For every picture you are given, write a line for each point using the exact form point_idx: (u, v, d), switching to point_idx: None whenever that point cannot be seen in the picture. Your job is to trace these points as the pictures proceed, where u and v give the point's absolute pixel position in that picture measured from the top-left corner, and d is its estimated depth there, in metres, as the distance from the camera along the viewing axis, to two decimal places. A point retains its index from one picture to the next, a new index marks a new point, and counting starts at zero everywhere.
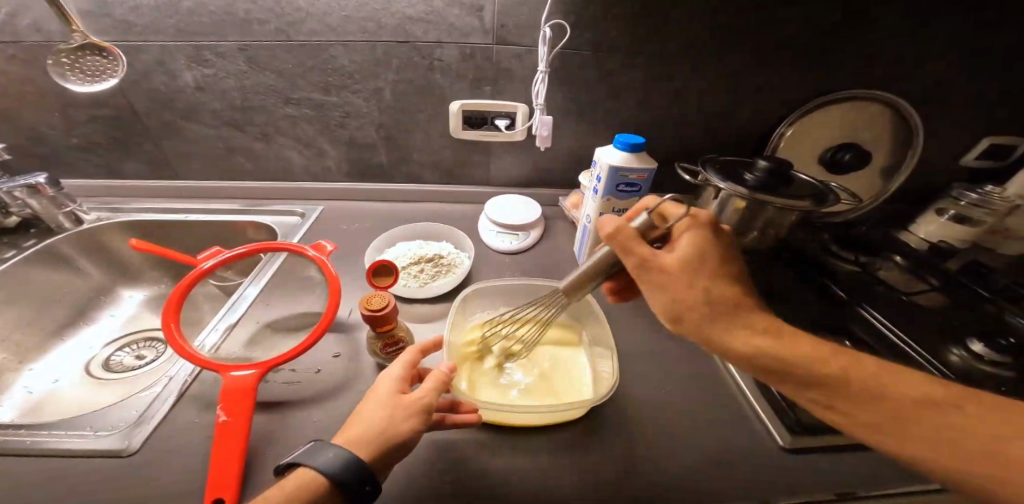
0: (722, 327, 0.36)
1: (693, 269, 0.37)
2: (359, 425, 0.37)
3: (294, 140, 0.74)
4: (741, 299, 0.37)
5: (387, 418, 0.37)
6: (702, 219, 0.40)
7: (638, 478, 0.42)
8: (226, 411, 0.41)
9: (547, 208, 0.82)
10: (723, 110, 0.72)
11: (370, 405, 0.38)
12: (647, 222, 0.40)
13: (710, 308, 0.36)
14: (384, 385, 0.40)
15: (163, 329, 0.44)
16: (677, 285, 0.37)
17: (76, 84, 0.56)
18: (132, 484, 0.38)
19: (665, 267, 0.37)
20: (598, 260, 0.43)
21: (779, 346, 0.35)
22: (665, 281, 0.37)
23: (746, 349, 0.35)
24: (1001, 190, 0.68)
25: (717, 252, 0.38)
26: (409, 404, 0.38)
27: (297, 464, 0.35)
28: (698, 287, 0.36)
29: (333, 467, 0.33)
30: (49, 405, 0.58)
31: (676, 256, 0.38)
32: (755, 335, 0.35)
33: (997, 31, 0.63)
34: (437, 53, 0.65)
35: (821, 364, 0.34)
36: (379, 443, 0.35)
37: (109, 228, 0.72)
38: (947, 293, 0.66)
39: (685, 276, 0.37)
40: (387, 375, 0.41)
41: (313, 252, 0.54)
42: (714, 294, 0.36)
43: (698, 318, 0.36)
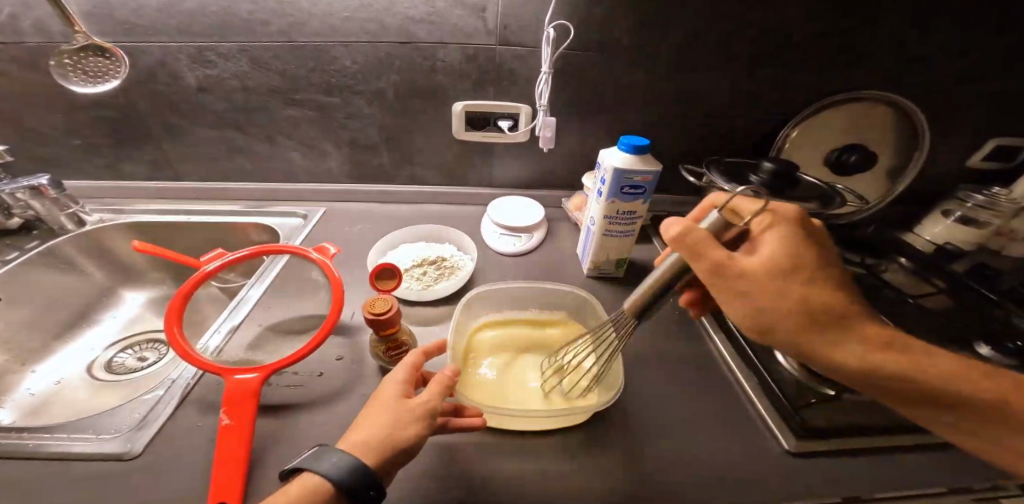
0: (825, 341, 0.35)
1: (784, 275, 0.36)
2: (363, 430, 0.36)
3: (296, 141, 0.73)
4: (831, 304, 0.36)
5: (392, 423, 0.37)
6: (785, 215, 0.39)
7: (644, 482, 0.41)
8: (229, 415, 0.40)
9: (550, 209, 0.82)
10: (728, 111, 0.71)
11: (375, 410, 0.38)
12: (717, 222, 0.39)
13: (809, 319, 0.35)
14: (388, 389, 0.40)
15: (166, 332, 0.43)
16: (766, 291, 0.36)
17: (79, 86, 0.56)
18: (135, 488, 0.38)
19: (756, 274, 0.36)
20: (658, 275, 0.41)
21: (852, 350, 0.35)
22: (750, 287, 0.36)
23: (856, 364, 0.35)
24: (1008, 192, 0.67)
25: (810, 252, 0.38)
26: (415, 408, 0.38)
27: (302, 469, 0.34)
28: (779, 291, 0.36)
29: (339, 472, 0.33)
30: (53, 406, 0.58)
31: (762, 260, 0.37)
32: (855, 345, 0.35)
33: (1005, 31, 0.62)
34: (440, 54, 0.64)
35: (939, 378, 0.35)
36: (384, 448, 0.35)
37: (111, 229, 0.72)
38: (953, 295, 0.65)
39: (774, 282, 0.36)
40: (391, 379, 0.41)
41: (315, 254, 0.54)
42: (805, 301, 0.36)
43: (795, 329, 0.36)
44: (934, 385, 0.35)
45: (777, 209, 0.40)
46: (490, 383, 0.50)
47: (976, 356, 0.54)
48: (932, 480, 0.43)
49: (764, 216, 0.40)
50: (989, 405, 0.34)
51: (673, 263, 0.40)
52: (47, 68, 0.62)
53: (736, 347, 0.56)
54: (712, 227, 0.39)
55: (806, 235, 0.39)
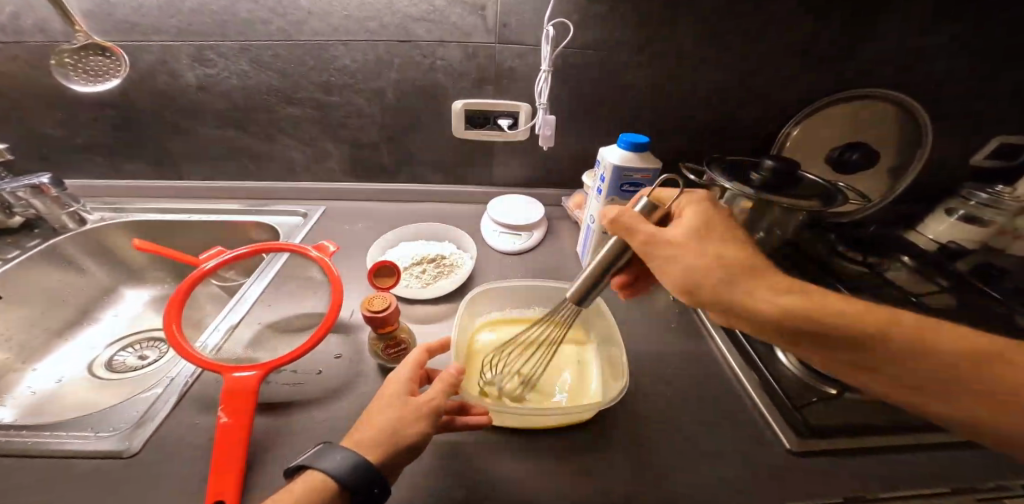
0: (746, 291, 0.34)
1: (691, 240, 0.37)
2: (366, 427, 0.36)
3: (296, 140, 0.73)
4: (748, 264, 0.36)
5: (395, 419, 0.36)
6: (701, 195, 0.42)
7: (644, 481, 0.41)
8: (228, 412, 0.40)
9: (550, 208, 0.82)
10: (728, 109, 0.71)
11: (378, 407, 0.38)
12: (647, 204, 0.42)
13: (723, 273, 0.35)
14: (392, 386, 0.40)
15: (164, 329, 0.43)
16: (688, 251, 0.36)
17: (80, 85, 0.56)
18: (133, 485, 0.38)
19: (672, 240, 0.37)
20: (602, 257, 0.41)
21: (775, 299, 0.34)
22: (676, 253, 0.37)
23: (772, 311, 0.34)
24: (1012, 190, 0.66)
25: (725, 224, 0.39)
26: (418, 405, 0.38)
27: (305, 467, 0.34)
28: (709, 257, 0.36)
29: (343, 469, 0.33)
30: (53, 404, 0.58)
31: (683, 227, 0.38)
32: (771, 291, 0.34)
33: (1008, 27, 0.62)
34: (440, 52, 0.64)
35: (843, 319, 0.33)
36: (387, 446, 0.35)
37: (112, 228, 0.72)
38: (957, 294, 0.65)
39: (689, 248, 0.37)
40: (395, 377, 0.41)
41: (314, 252, 0.53)
42: (724, 259, 0.36)
43: (714, 287, 0.35)
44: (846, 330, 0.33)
45: (692, 191, 0.43)
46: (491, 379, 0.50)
47: None
48: (936, 481, 0.42)
49: (681, 198, 0.42)
50: (899, 347, 0.32)
51: (613, 246, 0.41)
52: (48, 67, 0.63)
53: (738, 346, 0.55)
54: (641, 209, 0.41)
55: (718, 210, 0.40)
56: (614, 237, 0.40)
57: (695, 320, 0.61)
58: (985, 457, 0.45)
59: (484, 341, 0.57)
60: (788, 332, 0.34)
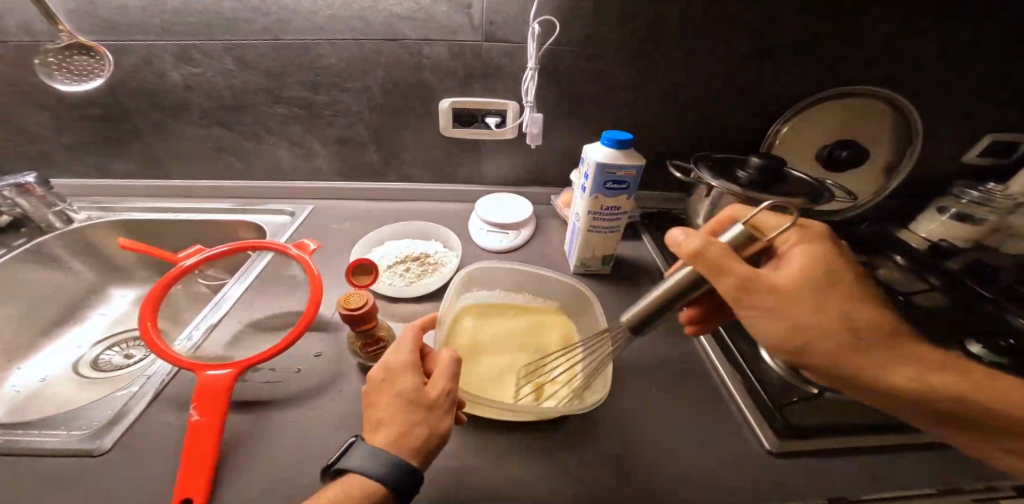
0: (866, 360, 0.34)
1: (801, 297, 0.35)
2: (397, 434, 0.34)
3: (284, 139, 0.73)
4: (873, 336, 0.35)
5: (425, 419, 0.35)
6: (813, 232, 0.40)
7: (623, 481, 0.40)
8: (200, 411, 0.40)
9: (539, 206, 0.81)
10: (716, 107, 0.71)
11: (399, 409, 0.36)
12: (741, 234, 0.38)
13: (845, 343, 0.34)
14: (404, 385, 0.37)
15: (138, 327, 0.43)
16: (803, 302, 0.35)
17: (64, 84, 0.57)
18: (102, 484, 0.38)
19: (786, 289, 0.36)
20: (668, 287, 0.41)
21: (898, 374, 0.34)
22: (784, 308, 0.35)
23: (903, 384, 0.34)
24: (1003, 188, 0.66)
25: (839, 266, 0.38)
26: (440, 398, 0.37)
27: (348, 471, 0.33)
28: (826, 315, 0.35)
29: (389, 476, 0.32)
30: (38, 403, 0.58)
31: (791, 274, 0.37)
32: (898, 361, 0.34)
33: (998, 25, 0.61)
34: (426, 51, 0.64)
35: (958, 388, 0.34)
36: (422, 446, 0.35)
37: (99, 227, 0.72)
38: (949, 293, 0.64)
39: (799, 303, 0.35)
40: (400, 372, 0.38)
41: (294, 250, 0.53)
42: (845, 325, 0.35)
43: (831, 350, 0.35)
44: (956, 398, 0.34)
45: (805, 226, 0.41)
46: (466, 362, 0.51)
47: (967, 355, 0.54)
48: (919, 481, 0.42)
49: (790, 231, 0.40)
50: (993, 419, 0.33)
51: (687, 274, 0.40)
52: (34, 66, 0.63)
53: (721, 347, 0.55)
54: (733, 241, 0.38)
55: (831, 250, 0.39)
56: (690, 268, 0.39)
57: (681, 318, 0.60)
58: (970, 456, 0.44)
59: (471, 323, 0.57)
60: (905, 395, 0.34)
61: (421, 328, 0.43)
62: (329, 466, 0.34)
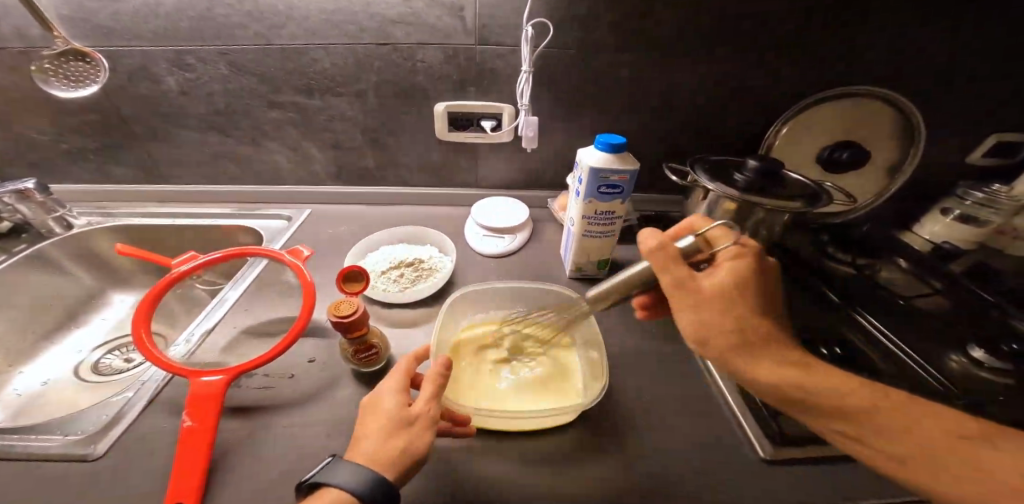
0: (750, 358, 0.35)
1: (710, 303, 0.36)
2: (375, 447, 0.35)
3: (281, 144, 0.74)
4: (761, 350, 0.35)
5: (404, 436, 0.35)
6: (753, 250, 0.39)
7: (616, 489, 0.40)
8: (192, 416, 0.40)
9: (536, 210, 0.81)
10: (714, 110, 0.70)
11: (379, 424, 0.36)
12: (691, 243, 0.39)
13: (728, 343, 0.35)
14: (390, 403, 0.37)
15: (132, 334, 0.44)
16: (712, 306, 0.36)
17: (59, 89, 0.59)
18: (94, 490, 0.38)
19: (706, 296, 0.36)
20: (633, 274, 0.41)
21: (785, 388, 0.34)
22: (703, 310, 0.36)
23: (770, 378, 0.34)
24: (1007, 189, 0.65)
25: (764, 285, 0.38)
26: (420, 417, 0.37)
27: (323, 485, 0.32)
28: (725, 321, 0.35)
29: (369, 491, 0.32)
30: (39, 407, 0.59)
31: (706, 282, 0.37)
32: (771, 363, 0.35)
33: (1002, 23, 0.60)
34: (419, 54, 0.64)
35: (830, 397, 0.34)
36: (400, 463, 0.34)
37: (98, 233, 0.73)
38: (950, 296, 0.63)
39: (704, 305, 0.36)
40: (389, 391, 0.39)
41: (288, 256, 0.53)
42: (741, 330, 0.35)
43: (722, 347, 0.35)
44: (826, 407, 0.33)
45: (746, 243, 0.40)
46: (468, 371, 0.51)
47: (970, 359, 0.53)
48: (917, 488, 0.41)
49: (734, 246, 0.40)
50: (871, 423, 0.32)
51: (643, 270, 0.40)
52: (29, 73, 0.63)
53: None
54: (684, 247, 0.39)
55: (766, 271, 0.39)
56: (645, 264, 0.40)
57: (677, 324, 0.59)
58: None
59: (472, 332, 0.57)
60: (782, 396, 0.35)
61: (416, 357, 0.43)
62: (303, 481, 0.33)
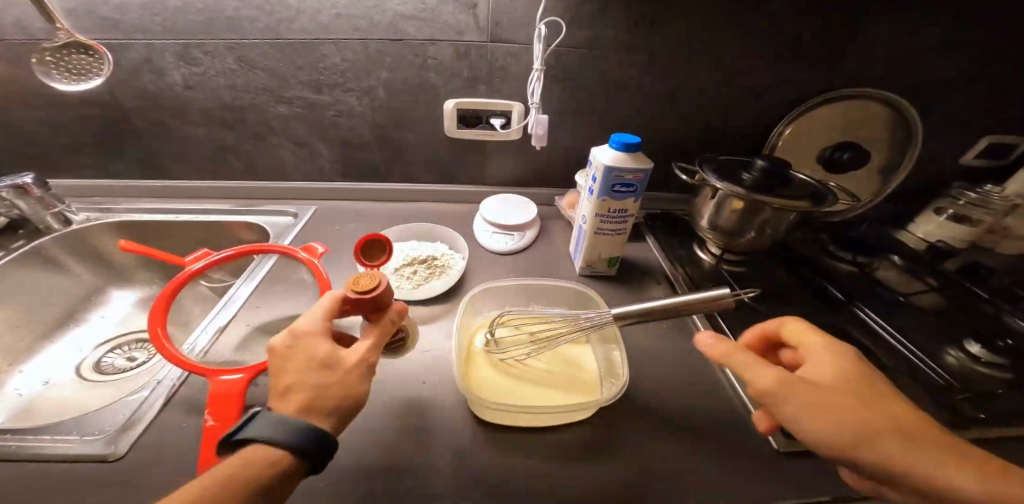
0: (817, 394, 0.33)
1: (833, 388, 0.34)
2: (298, 400, 0.34)
3: (287, 140, 0.73)
4: (905, 427, 0.32)
5: (337, 382, 0.36)
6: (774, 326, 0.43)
7: (637, 484, 0.41)
8: (213, 416, 0.40)
9: (543, 207, 0.82)
10: (721, 110, 0.71)
11: (304, 371, 0.35)
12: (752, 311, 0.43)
13: (872, 428, 0.31)
14: (314, 343, 0.37)
15: (149, 332, 0.43)
16: (837, 391, 0.33)
17: (59, 82, 0.56)
18: (117, 491, 0.38)
19: (826, 383, 0.34)
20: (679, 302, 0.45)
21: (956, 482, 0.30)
22: (835, 397, 0.33)
23: (845, 415, 0.32)
24: (999, 190, 0.68)
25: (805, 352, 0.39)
26: (360, 363, 0.37)
27: (246, 440, 0.31)
28: (857, 401, 0.33)
29: (302, 441, 0.32)
30: (42, 407, 0.58)
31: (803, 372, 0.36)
32: (848, 398, 0.33)
33: (997, 29, 0.62)
34: (431, 51, 0.63)
35: (910, 433, 0.31)
36: (336, 410, 0.35)
37: (99, 229, 0.71)
38: (944, 293, 0.66)
39: (828, 393, 0.33)
40: (315, 331, 0.38)
41: (303, 253, 0.53)
42: (878, 418, 0.32)
43: (799, 387, 0.33)
44: (901, 437, 0.31)
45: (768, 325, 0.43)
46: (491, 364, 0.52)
47: (966, 354, 0.55)
48: None
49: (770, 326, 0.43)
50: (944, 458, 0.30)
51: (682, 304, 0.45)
52: (28, 66, 0.62)
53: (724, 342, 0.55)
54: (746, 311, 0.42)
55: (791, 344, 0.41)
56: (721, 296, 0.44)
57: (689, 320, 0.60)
58: None
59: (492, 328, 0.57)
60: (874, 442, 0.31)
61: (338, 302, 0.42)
62: (224, 438, 0.31)
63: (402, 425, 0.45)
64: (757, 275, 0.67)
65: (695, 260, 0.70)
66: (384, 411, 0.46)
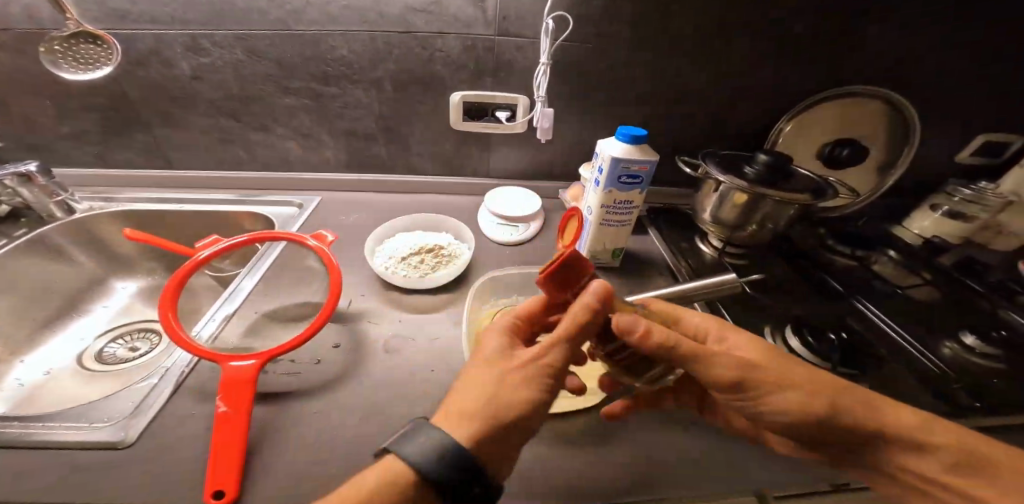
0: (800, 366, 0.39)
1: (800, 363, 0.39)
2: (450, 412, 0.33)
3: (293, 131, 0.73)
4: (851, 384, 0.39)
5: (496, 391, 0.33)
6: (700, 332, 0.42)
7: (645, 470, 0.42)
8: (225, 403, 0.41)
9: (546, 200, 0.82)
10: (723, 107, 0.72)
11: (469, 379, 0.35)
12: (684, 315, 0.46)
13: (837, 393, 0.38)
14: (494, 352, 0.37)
15: (159, 317, 0.44)
16: (757, 373, 0.38)
17: (68, 72, 0.57)
18: (130, 477, 0.38)
19: (760, 362, 0.38)
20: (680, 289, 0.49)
21: (895, 421, 0.38)
22: (777, 378, 0.37)
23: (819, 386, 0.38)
24: (994, 187, 0.70)
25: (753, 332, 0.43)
26: (524, 370, 0.35)
27: (386, 451, 0.32)
28: (826, 375, 0.39)
29: (450, 460, 0.30)
30: (43, 396, 0.58)
31: (766, 349, 0.40)
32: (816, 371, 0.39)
33: (993, 31, 0.64)
34: (438, 44, 0.64)
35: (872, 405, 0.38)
36: (494, 426, 0.32)
37: (102, 218, 0.71)
38: (939, 287, 0.67)
39: (800, 371, 0.38)
40: (492, 340, 0.38)
41: (312, 241, 0.53)
42: (833, 381, 0.38)
43: (778, 360, 0.39)
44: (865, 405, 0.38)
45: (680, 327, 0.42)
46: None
47: (962, 346, 0.57)
48: None
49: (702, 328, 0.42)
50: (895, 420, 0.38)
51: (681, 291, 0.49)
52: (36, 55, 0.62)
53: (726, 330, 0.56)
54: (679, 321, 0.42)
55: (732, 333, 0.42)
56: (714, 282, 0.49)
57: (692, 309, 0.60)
58: None
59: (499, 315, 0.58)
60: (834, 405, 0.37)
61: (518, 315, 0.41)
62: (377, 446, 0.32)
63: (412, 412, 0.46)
64: (758, 267, 0.69)
65: (697, 252, 0.71)
66: (394, 398, 0.47)
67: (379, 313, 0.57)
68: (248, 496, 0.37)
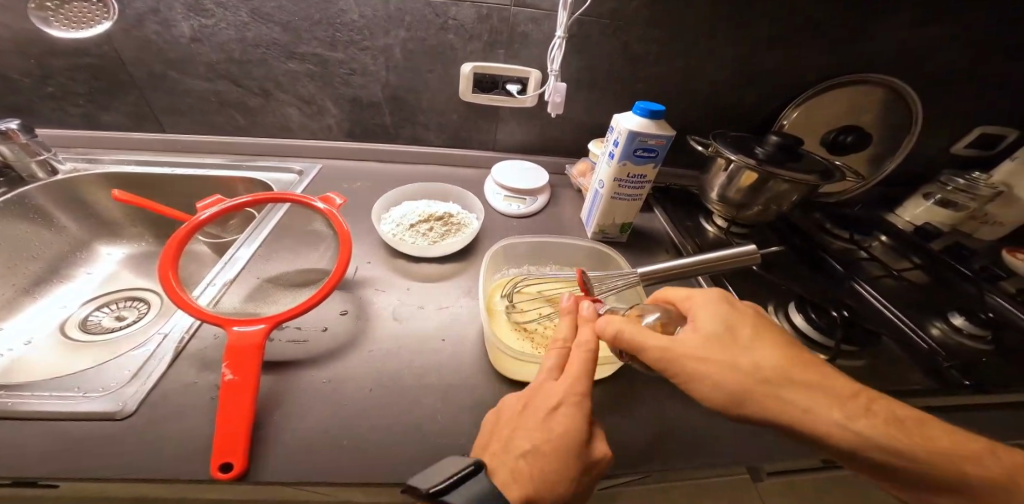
0: (753, 339, 0.37)
1: (727, 347, 0.36)
2: (541, 487, 0.32)
3: (295, 97, 0.70)
4: (783, 363, 0.35)
5: (584, 476, 0.34)
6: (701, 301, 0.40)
7: (658, 441, 0.42)
8: (233, 370, 0.39)
9: (552, 176, 0.82)
10: (733, 90, 0.73)
11: (556, 458, 0.33)
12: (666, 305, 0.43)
13: (758, 380, 0.34)
14: (573, 434, 0.34)
15: (159, 279, 0.41)
16: (677, 358, 0.36)
17: (59, 31, 0.59)
18: (129, 448, 0.36)
19: (683, 348, 0.36)
20: (691, 263, 0.48)
21: (822, 407, 0.33)
22: (704, 361, 0.35)
23: (767, 360, 0.35)
24: (985, 178, 0.75)
25: (739, 304, 0.40)
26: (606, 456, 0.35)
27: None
28: (781, 352, 0.36)
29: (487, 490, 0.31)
30: (25, 366, 0.54)
31: (698, 334, 0.37)
32: (774, 347, 0.36)
33: (993, 27, 0.66)
34: (452, 12, 0.62)
35: (835, 388, 0.34)
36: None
37: (88, 181, 0.67)
38: (930, 271, 0.70)
39: (722, 355, 0.35)
40: (570, 408, 0.35)
41: (321, 204, 0.51)
42: (761, 365, 0.35)
43: (732, 329, 0.37)
44: (823, 388, 0.34)
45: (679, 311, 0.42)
46: (509, 313, 0.52)
47: (951, 326, 0.59)
48: None
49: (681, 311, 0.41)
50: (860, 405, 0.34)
51: (687, 264, 0.48)
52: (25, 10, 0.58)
53: None
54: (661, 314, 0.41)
55: (730, 301, 0.40)
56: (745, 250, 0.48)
57: (697, 285, 0.60)
58: (962, 419, 0.48)
59: (512, 284, 0.57)
60: (786, 383, 0.34)
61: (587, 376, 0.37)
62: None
63: (424, 379, 0.45)
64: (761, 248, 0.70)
65: (702, 231, 0.72)
66: (405, 366, 0.46)
67: (386, 281, 0.56)
68: (257, 469, 0.36)
